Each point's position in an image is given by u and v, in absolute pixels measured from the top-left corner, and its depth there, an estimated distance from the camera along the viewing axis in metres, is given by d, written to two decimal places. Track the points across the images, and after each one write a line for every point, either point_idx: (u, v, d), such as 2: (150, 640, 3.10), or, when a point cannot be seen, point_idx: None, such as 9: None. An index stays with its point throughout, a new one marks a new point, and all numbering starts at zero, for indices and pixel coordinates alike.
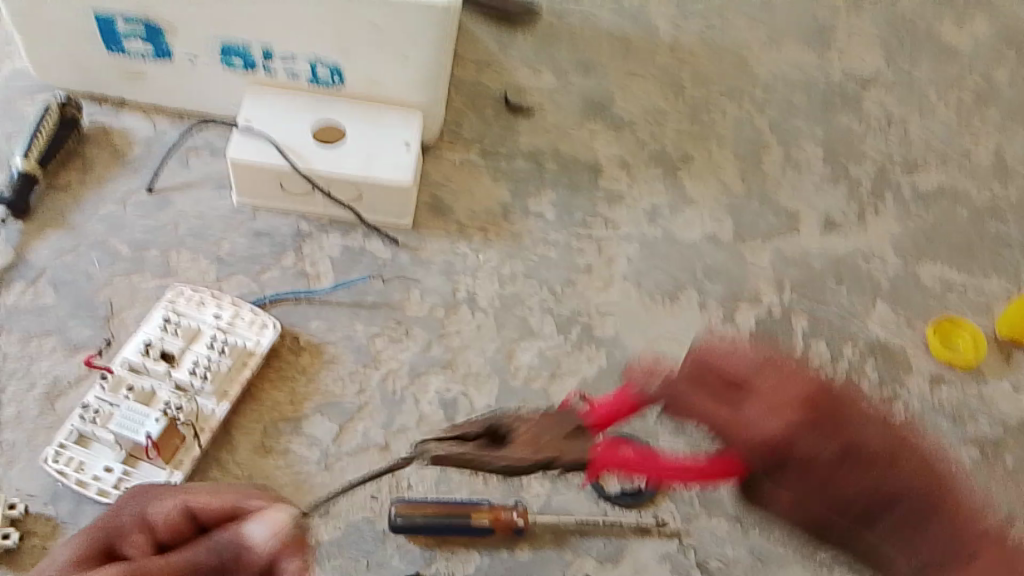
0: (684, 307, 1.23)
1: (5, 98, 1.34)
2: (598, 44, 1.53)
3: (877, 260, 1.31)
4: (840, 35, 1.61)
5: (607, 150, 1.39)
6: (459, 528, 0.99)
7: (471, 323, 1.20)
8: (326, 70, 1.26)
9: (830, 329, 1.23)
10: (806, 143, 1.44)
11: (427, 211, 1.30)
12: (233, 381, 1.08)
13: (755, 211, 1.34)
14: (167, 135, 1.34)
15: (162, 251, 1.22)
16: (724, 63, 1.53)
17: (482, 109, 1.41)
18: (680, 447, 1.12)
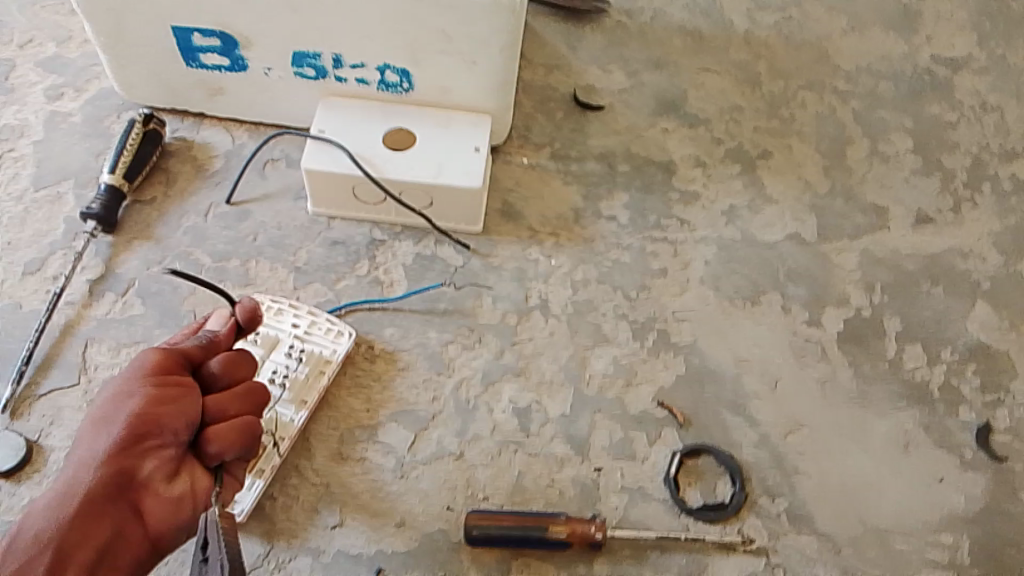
0: (766, 311, 1.19)
1: (95, 115, 1.38)
2: (669, 40, 1.49)
3: (975, 258, 1.24)
4: (927, 20, 1.53)
5: (682, 149, 1.35)
6: (534, 541, 0.98)
7: (545, 330, 1.18)
8: (396, 76, 1.26)
9: (924, 332, 1.17)
10: (894, 136, 1.37)
11: (500, 216, 1.28)
12: (311, 389, 1.09)
13: (840, 209, 1.28)
14: (246, 147, 1.35)
15: (241, 262, 1.23)
16: (803, 55, 1.47)
17: (553, 112, 1.39)
18: (765, 458, 1.07)
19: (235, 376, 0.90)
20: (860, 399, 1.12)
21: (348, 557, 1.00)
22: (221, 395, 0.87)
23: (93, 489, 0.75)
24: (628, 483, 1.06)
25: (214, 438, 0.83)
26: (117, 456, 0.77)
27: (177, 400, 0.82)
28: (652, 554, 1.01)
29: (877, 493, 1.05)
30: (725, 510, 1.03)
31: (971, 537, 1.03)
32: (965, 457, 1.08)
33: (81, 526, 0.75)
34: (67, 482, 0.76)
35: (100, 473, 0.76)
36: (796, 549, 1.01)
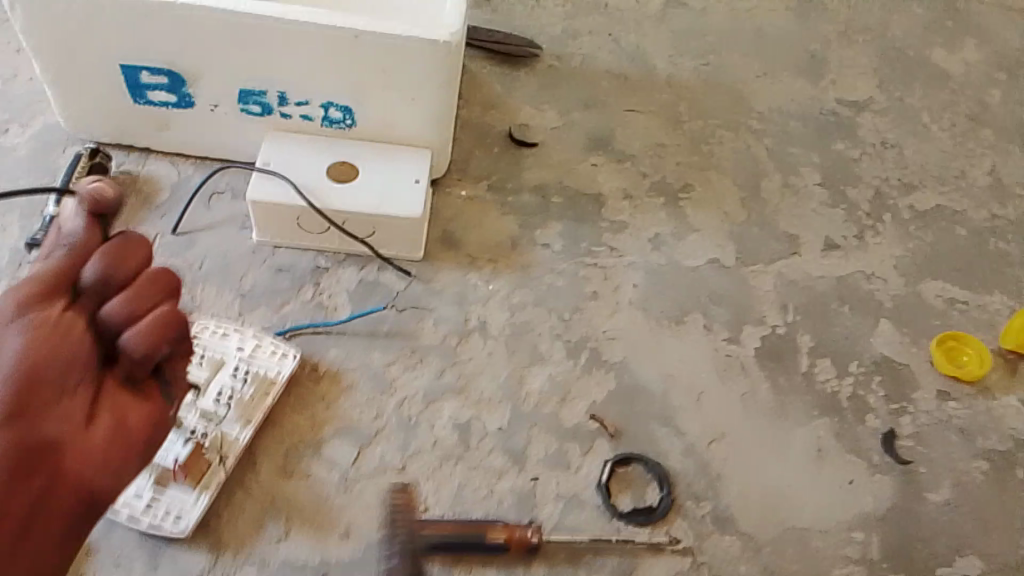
0: (691, 330, 1.27)
1: (41, 149, 1.41)
2: (598, 82, 1.59)
3: (879, 280, 1.35)
4: (833, 66, 1.66)
5: (611, 182, 1.44)
6: (474, 546, 1.03)
7: (484, 350, 1.24)
8: (339, 112, 1.33)
9: (834, 348, 1.27)
10: (805, 170, 1.48)
11: (440, 244, 1.35)
12: (256, 408, 1.13)
13: (757, 237, 1.38)
14: (192, 179, 1.39)
15: (188, 288, 1.27)
16: (722, 96, 1.58)
17: (490, 147, 1.47)
18: (690, 465, 1.14)
19: (122, 277, 0.70)
20: (777, 410, 1.20)
21: (293, 569, 1.03)
22: (119, 300, 0.69)
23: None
24: (563, 492, 1.11)
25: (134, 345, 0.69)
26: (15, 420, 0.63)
27: (67, 342, 0.67)
28: (586, 557, 1.06)
29: (794, 495, 1.13)
30: (654, 514, 1.09)
31: (879, 534, 1.11)
32: (872, 461, 1.17)
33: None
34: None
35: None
36: (720, 550, 1.08)
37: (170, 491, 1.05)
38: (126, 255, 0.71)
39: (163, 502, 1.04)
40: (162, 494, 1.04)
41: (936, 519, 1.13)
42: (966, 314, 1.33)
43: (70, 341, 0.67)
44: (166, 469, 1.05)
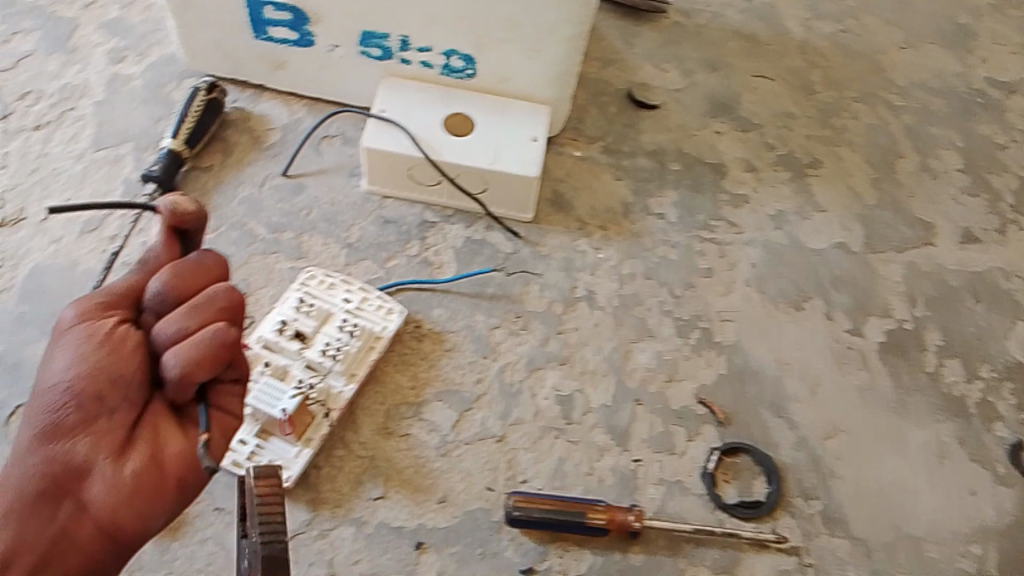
0: (811, 317, 1.21)
1: (156, 81, 1.40)
2: (725, 43, 1.50)
3: (1018, 279, 1.26)
4: (981, 40, 1.54)
5: (733, 151, 1.37)
6: (574, 526, 1.00)
7: (591, 320, 1.20)
8: (459, 62, 1.28)
9: (964, 349, 1.19)
10: (944, 153, 1.38)
11: (550, 206, 1.30)
12: (360, 363, 1.11)
13: (888, 222, 1.30)
14: (303, 122, 1.37)
15: (296, 234, 1.25)
16: (857, 66, 1.48)
17: (606, 106, 1.41)
18: (802, 460, 1.09)
19: (183, 295, 0.77)
20: (898, 410, 1.14)
21: (390, 529, 1.03)
22: (177, 315, 0.76)
23: (22, 478, 0.73)
24: (666, 476, 1.08)
25: (176, 366, 0.74)
26: (49, 438, 0.74)
27: (111, 364, 0.75)
28: (687, 547, 1.03)
29: (911, 502, 1.07)
30: (761, 508, 1.05)
31: (1000, 551, 1.05)
32: (998, 473, 1.10)
33: (34, 506, 0.73)
34: (12, 466, 0.74)
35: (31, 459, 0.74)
36: (828, 552, 1.03)
37: (274, 441, 1.04)
38: (199, 273, 0.78)
39: (267, 452, 1.04)
40: (266, 444, 1.04)
41: None
42: None
43: (117, 358, 0.75)
44: (274, 420, 1.04)
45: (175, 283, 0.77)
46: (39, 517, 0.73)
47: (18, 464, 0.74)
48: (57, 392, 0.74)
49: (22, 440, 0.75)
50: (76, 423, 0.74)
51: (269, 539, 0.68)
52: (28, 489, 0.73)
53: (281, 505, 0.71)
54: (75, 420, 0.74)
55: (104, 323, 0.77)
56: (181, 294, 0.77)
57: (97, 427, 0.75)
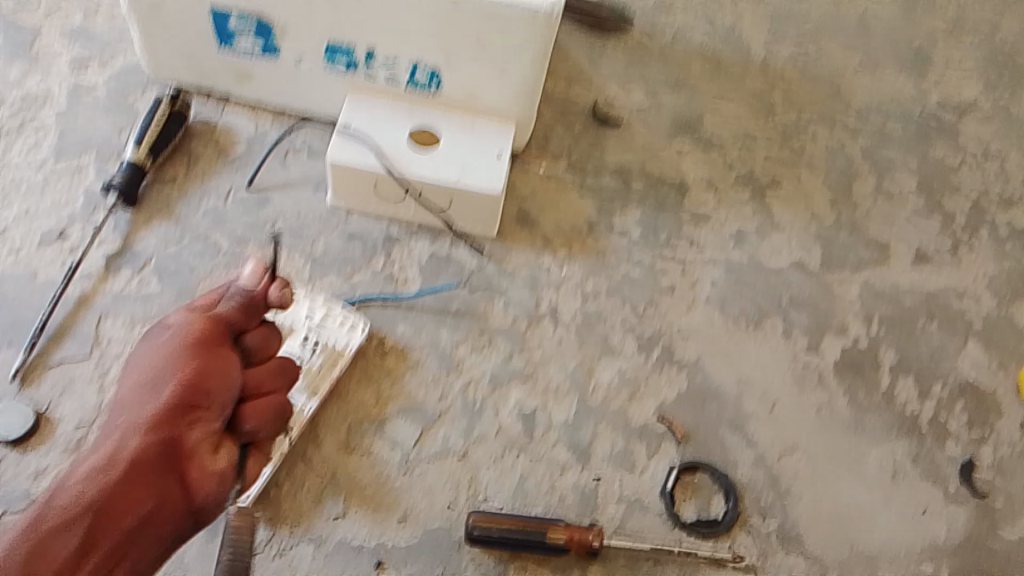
0: (769, 335, 1.23)
1: (119, 91, 1.39)
2: (689, 63, 1.52)
3: (970, 299, 1.29)
4: (937, 65, 1.58)
5: (696, 171, 1.39)
6: (534, 545, 1.01)
7: (554, 338, 1.21)
8: (425, 76, 1.28)
9: (917, 368, 1.22)
10: (899, 175, 1.42)
11: (515, 222, 1.31)
12: (323, 378, 1.11)
13: (845, 242, 1.33)
14: (268, 135, 1.37)
15: (260, 248, 1.25)
16: (816, 89, 1.52)
17: (572, 124, 1.42)
18: (759, 478, 1.11)
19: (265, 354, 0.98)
20: (854, 428, 1.16)
21: (350, 548, 1.03)
22: (260, 370, 0.96)
23: (124, 458, 0.84)
24: (626, 493, 1.09)
25: (249, 416, 0.92)
26: (157, 428, 0.85)
27: (220, 374, 0.90)
28: (646, 565, 1.05)
29: (864, 519, 1.10)
30: (719, 526, 1.07)
31: (949, 567, 1.08)
32: (948, 489, 1.13)
33: (127, 485, 0.83)
34: (111, 450, 0.84)
35: (132, 446, 0.84)
36: (783, 569, 1.06)
37: None
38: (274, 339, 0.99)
39: None
40: None
41: (1011, 557, 1.09)
42: None
43: (222, 372, 0.90)
44: None
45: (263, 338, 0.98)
46: (134, 494, 0.83)
47: (117, 448, 0.84)
48: (169, 390, 0.87)
49: (123, 430, 0.85)
50: (184, 419, 0.87)
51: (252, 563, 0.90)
52: (132, 474, 0.83)
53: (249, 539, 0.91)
54: (183, 416, 0.87)
55: (215, 341, 0.92)
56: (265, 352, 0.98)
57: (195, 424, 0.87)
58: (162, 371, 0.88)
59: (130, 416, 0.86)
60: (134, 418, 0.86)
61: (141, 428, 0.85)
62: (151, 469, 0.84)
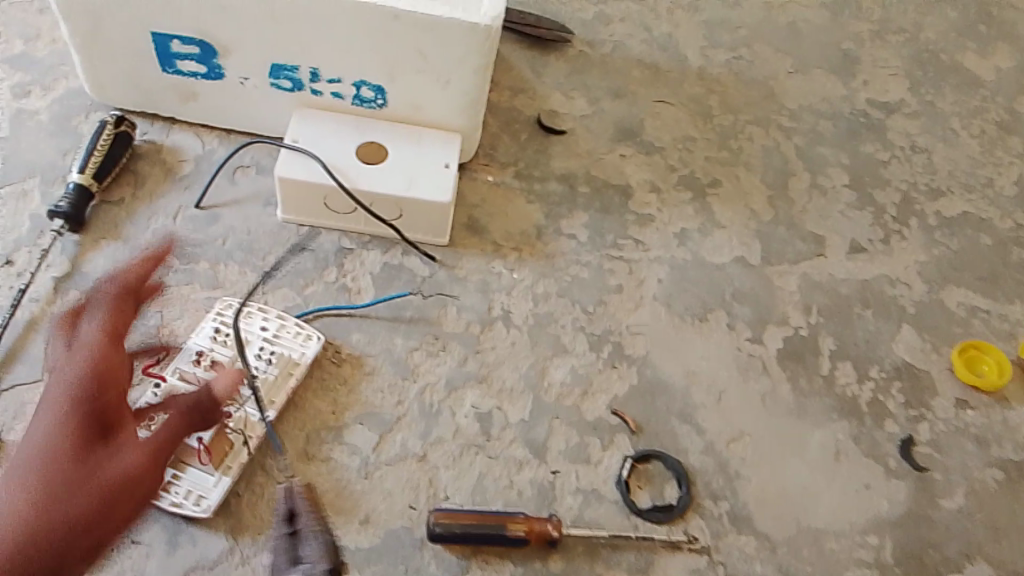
0: (713, 328, 1.27)
1: (63, 114, 1.39)
2: (628, 72, 1.57)
3: (903, 286, 1.35)
4: (864, 66, 1.65)
5: (639, 174, 1.43)
6: (495, 538, 1.03)
7: (507, 340, 1.24)
8: (370, 92, 1.32)
9: (856, 353, 1.27)
10: (832, 171, 1.48)
11: (465, 230, 1.34)
12: (279, 390, 1.13)
13: (783, 237, 1.38)
14: (217, 153, 1.38)
15: (212, 264, 1.26)
16: (751, 92, 1.58)
17: (517, 133, 1.46)
18: (709, 464, 1.15)
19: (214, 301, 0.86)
20: (798, 412, 1.21)
21: None
22: None
23: (47, 448, 0.68)
24: (582, 486, 1.12)
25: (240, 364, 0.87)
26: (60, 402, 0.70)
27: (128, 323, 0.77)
28: (604, 552, 1.07)
29: (812, 498, 1.14)
30: (673, 511, 1.10)
31: (894, 538, 1.12)
32: (890, 466, 1.17)
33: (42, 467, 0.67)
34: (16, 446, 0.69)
35: (50, 429, 0.69)
36: (736, 549, 1.09)
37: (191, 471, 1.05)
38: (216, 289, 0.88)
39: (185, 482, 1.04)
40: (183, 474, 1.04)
41: (952, 527, 1.13)
42: (990, 324, 1.33)
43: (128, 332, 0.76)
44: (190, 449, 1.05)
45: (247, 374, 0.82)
46: (69, 483, 0.68)
47: (35, 435, 0.69)
48: (94, 367, 0.72)
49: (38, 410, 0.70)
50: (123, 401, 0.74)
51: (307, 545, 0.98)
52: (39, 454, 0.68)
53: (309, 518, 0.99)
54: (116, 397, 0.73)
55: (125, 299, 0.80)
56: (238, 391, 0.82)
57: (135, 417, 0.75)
58: (84, 355, 0.73)
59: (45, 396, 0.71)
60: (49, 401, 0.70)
61: (65, 402, 0.70)
62: (87, 454, 0.69)
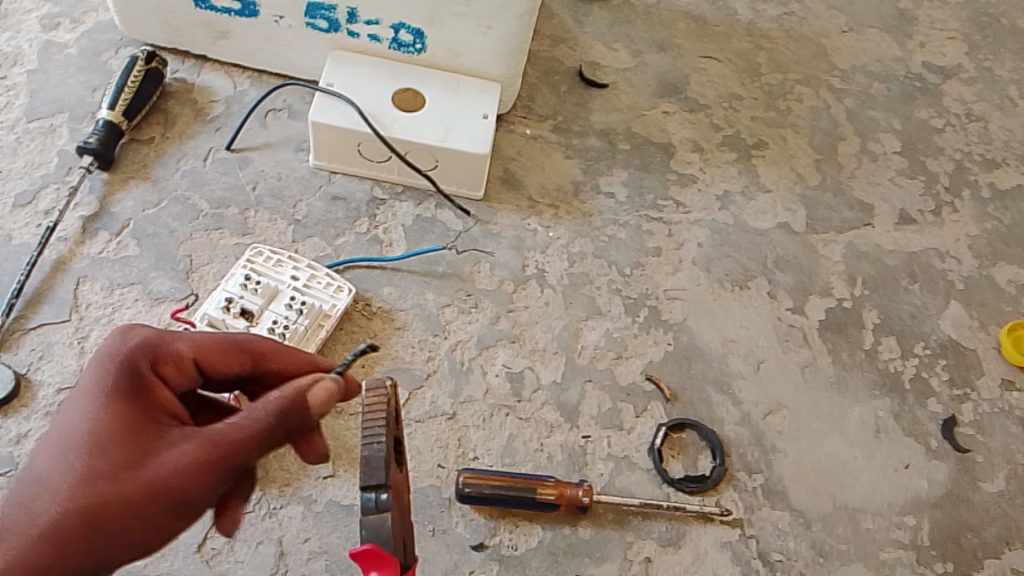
0: (754, 296, 1.23)
1: (91, 49, 1.35)
2: (675, 24, 1.51)
3: (952, 260, 1.30)
4: (921, 27, 1.58)
5: (682, 132, 1.38)
6: (524, 502, 1.01)
7: (541, 299, 1.20)
8: (409, 35, 1.27)
9: (900, 328, 1.23)
10: (883, 136, 1.42)
11: (501, 184, 1.30)
12: (309, 341, 1.10)
13: (829, 204, 1.33)
14: (248, 94, 1.34)
15: (241, 209, 1.23)
16: (802, 49, 1.51)
17: (557, 85, 1.41)
18: (745, 436, 1.12)
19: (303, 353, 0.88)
20: (837, 386, 1.17)
21: (340, 508, 1.02)
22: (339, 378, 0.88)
23: (79, 437, 0.71)
24: (614, 452, 1.10)
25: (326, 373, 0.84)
26: None
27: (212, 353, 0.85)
28: (634, 520, 1.05)
29: (848, 474, 1.11)
30: (706, 482, 1.08)
31: (932, 520, 1.09)
32: (931, 446, 1.15)
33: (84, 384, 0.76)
34: None
35: (87, 420, 0.72)
36: (769, 524, 1.07)
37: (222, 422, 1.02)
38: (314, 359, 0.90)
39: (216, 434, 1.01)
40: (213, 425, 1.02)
41: (991, 511, 1.11)
42: None
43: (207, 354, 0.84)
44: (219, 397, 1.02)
45: (255, 348, 0.82)
46: (98, 477, 0.70)
47: (70, 423, 0.72)
48: (135, 371, 0.75)
49: (76, 402, 0.73)
50: (154, 400, 0.74)
51: (369, 442, 0.69)
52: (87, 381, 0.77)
53: (384, 402, 0.71)
54: (149, 399, 0.74)
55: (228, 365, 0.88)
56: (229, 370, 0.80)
57: (169, 421, 0.73)
58: (123, 360, 0.75)
59: (86, 390, 0.73)
60: (87, 395, 0.73)
61: (100, 401, 0.73)
62: (108, 454, 0.70)
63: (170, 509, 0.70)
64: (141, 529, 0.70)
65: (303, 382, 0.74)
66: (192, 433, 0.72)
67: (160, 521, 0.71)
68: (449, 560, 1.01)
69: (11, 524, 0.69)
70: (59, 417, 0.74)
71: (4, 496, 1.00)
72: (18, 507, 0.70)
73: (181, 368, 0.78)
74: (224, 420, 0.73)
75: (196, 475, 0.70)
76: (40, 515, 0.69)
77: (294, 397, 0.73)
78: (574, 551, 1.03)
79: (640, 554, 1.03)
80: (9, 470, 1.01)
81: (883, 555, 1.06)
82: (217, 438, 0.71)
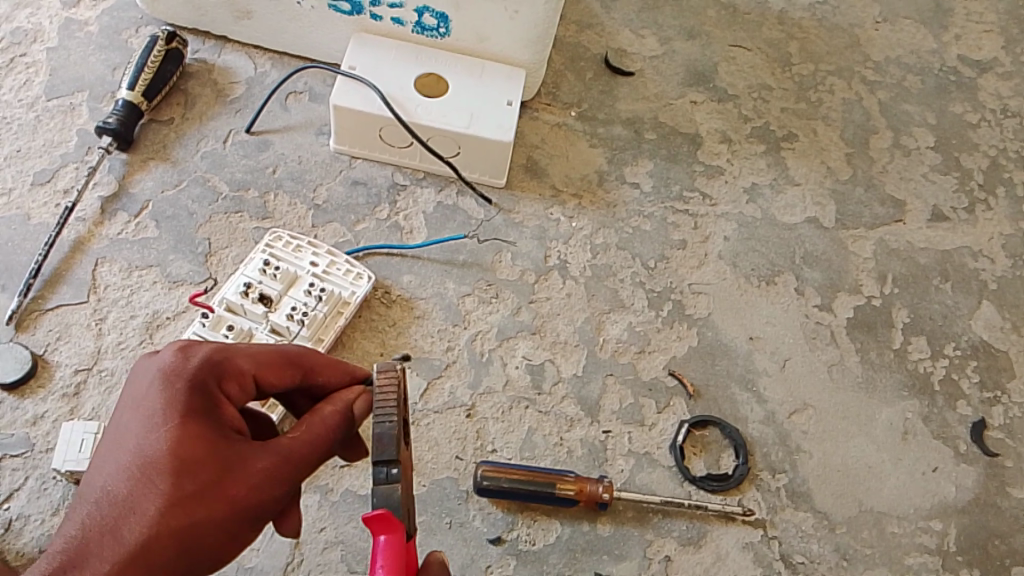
0: (781, 292, 1.21)
1: (113, 27, 1.33)
2: (705, 12, 1.48)
3: (985, 260, 1.27)
4: (958, 18, 1.54)
5: (710, 122, 1.35)
6: (543, 497, 0.99)
7: (562, 291, 1.18)
8: (433, 18, 1.24)
9: (931, 327, 1.20)
10: (917, 130, 1.39)
11: (524, 172, 1.27)
12: (328, 329, 1.08)
13: (860, 199, 1.30)
14: (269, 76, 1.32)
15: (261, 193, 1.21)
16: (835, 39, 1.48)
17: (583, 72, 1.38)
18: (769, 435, 1.10)
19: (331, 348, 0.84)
20: (865, 386, 1.15)
21: (356, 498, 1.01)
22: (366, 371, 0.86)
23: (157, 460, 0.66)
24: (635, 448, 1.08)
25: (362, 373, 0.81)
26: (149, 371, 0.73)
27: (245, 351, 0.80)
28: (654, 518, 1.03)
29: (874, 477, 1.09)
30: (728, 481, 1.06)
31: (959, 525, 1.07)
32: (959, 450, 1.12)
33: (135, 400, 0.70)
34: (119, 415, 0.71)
35: (165, 443, 0.66)
36: (792, 525, 1.05)
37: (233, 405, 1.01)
38: None
39: None
40: None
41: (1020, 517, 1.08)
42: None
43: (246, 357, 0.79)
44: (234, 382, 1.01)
45: (304, 356, 0.77)
46: (185, 500, 0.65)
47: (144, 446, 0.67)
48: (204, 389, 0.70)
49: (146, 423, 0.67)
50: (225, 418, 0.70)
51: (382, 419, 0.67)
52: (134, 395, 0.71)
53: (395, 385, 0.70)
54: (221, 418, 0.69)
55: None
56: (282, 382, 0.76)
57: (238, 437, 0.69)
58: (191, 379, 0.70)
59: (154, 410, 0.68)
60: (155, 414, 0.68)
61: (173, 422, 0.67)
62: (194, 478, 0.66)
63: (254, 522, 0.68)
64: (224, 545, 0.68)
65: (348, 394, 0.74)
66: (267, 450, 0.69)
67: (240, 535, 0.69)
68: (466, 554, 0.99)
69: (94, 553, 0.65)
70: (121, 437, 0.68)
71: (19, 478, 0.99)
72: (100, 534, 0.65)
73: (240, 383, 0.73)
74: (291, 434, 0.70)
75: (274, 489, 0.68)
76: (129, 541, 0.65)
77: (345, 410, 0.72)
78: (593, 547, 1.01)
79: (659, 552, 1.01)
80: (25, 452, 1.00)
81: (908, 559, 1.04)
82: (291, 455, 0.69)
